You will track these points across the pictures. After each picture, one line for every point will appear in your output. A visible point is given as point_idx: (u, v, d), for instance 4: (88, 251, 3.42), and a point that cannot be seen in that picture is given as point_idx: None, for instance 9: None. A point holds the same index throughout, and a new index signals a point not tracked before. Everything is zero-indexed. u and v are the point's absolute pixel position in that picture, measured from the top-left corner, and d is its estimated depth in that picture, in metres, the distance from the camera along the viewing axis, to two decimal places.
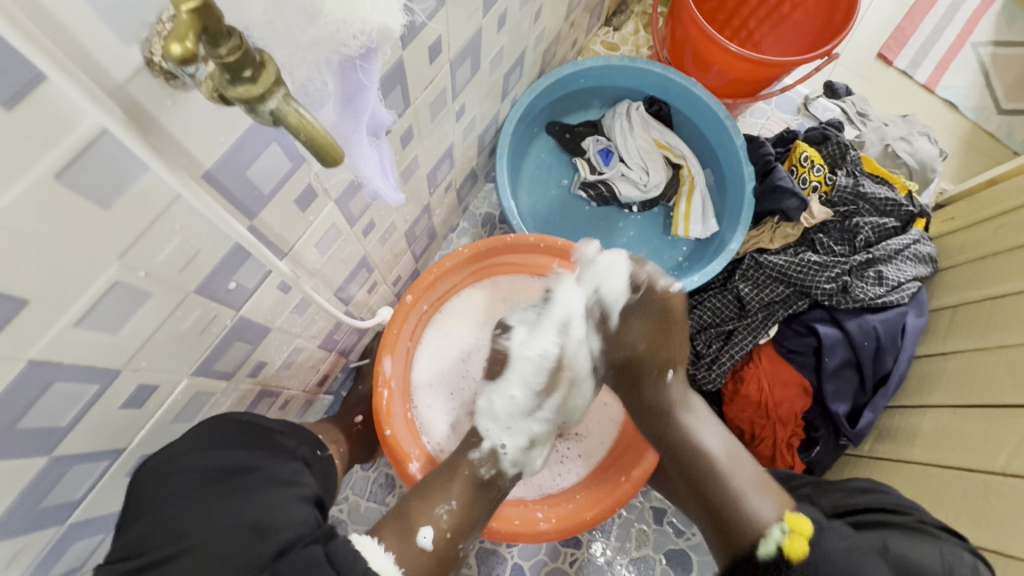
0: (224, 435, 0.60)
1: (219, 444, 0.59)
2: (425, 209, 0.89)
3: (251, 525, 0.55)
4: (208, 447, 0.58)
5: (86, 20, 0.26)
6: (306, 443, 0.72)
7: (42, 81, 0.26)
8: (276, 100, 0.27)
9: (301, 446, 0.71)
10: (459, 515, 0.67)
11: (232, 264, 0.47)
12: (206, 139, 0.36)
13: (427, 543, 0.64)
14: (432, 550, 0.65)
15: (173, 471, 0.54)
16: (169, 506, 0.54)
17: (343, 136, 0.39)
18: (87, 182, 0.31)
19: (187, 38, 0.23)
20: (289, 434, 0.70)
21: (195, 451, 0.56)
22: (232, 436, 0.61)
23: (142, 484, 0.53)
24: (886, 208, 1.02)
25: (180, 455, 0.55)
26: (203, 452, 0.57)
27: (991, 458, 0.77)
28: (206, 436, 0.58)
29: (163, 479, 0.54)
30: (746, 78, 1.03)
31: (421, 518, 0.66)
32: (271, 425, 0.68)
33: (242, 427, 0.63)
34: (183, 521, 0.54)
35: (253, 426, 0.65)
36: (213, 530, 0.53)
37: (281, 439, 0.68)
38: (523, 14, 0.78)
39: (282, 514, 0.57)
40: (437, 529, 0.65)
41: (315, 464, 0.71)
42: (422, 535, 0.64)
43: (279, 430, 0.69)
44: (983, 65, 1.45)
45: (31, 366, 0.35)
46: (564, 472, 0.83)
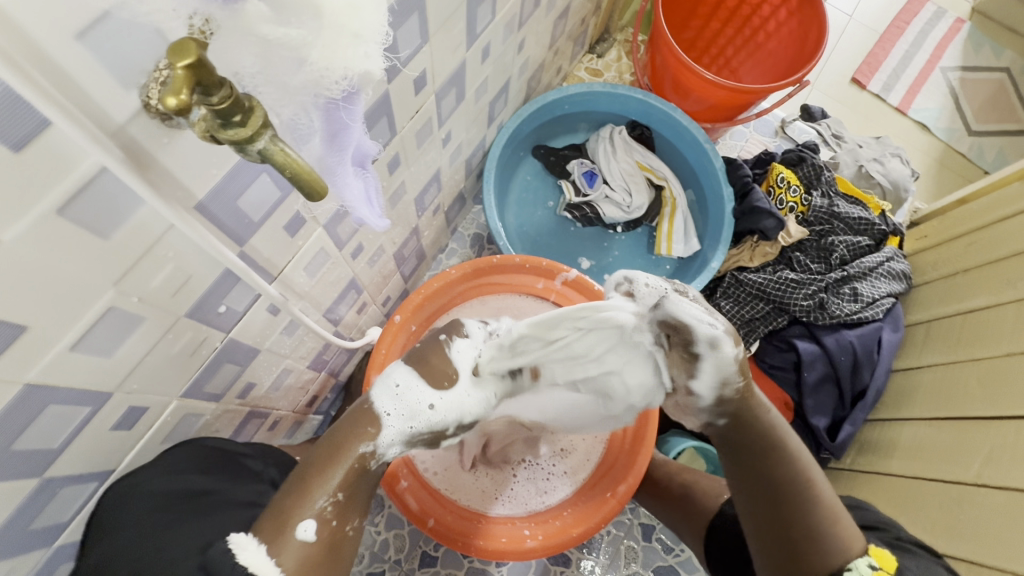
0: (186, 458, 0.59)
1: (180, 468, 0.58)
2: (413, 231, 0.91)
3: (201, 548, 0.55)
4: (171, 474, 0.57)
5: (89, 68, 0.28)
6: (275, 464, 0.71)
7: (49, 126, 0.28)
8: (263, 141, 0.29)
9: (269, 468, 0.70)
10: (344, 502, 0.53)
11: (223, 288, 0.49)
12: (199, 173, 0.38)
13: (307, 536, 0.51)
14: (315, 543, 0.51)
15: (138, 495, 0.54)
16: (126, 532, 0.54)
17: (328, 168, 0.41)
18: (86, 217, 0.33)
19: (182, 92, 0.26)
20: (259, 458, 0.69)
21: (154, 479, 0.56)
22: (198, 461, 0.61)
23: (124, 504, 0.54)
24: (860, 227, 1.06)
25: (139, 483, 0.55)
26: (172, 476, 0.57)
27: (963, 469, 0.80)
28: (173, 462, 0.58)
29: (126, 506, 0.53)
30: (723, 104, 1.08)
31: (302, 511, 0.51)
32: (238, 449, 0.67)
33: (207, 453, 0.62)
34: (143, 545, 0.55)
35: (217, 451, 0.64)
36: (164, 553, 0.55)
37: (247, 463, 0.67)
38: (507, 45, 0.82)
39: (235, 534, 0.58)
40: (321, 519, 0.52)
41: (283, 485, 0.70)
42: (302, 528, 0.51)
43: (245, 453, 0.68)
44: (953, 89, 1.51)
45: (28, 388, 0.37)
46: (550, 489, 0.84)
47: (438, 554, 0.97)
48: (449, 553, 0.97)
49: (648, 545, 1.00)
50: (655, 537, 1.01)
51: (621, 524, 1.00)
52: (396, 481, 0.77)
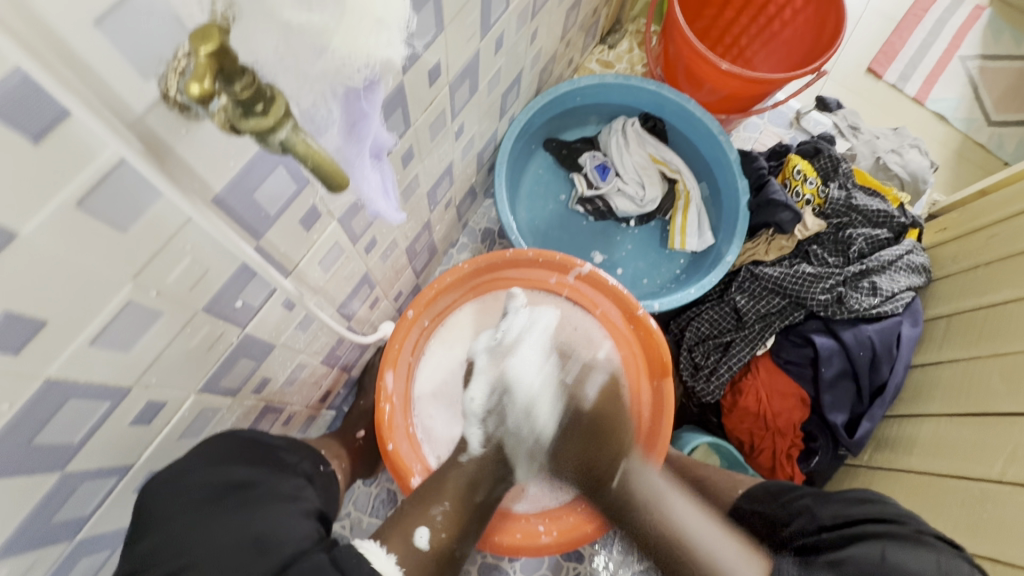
0: (230, 451, 0.61)
1: (223, 459, 0.60)
2: (425, 226, 0.91)
3: (255, 538, 0.56)
4: (215, 464, 0.58)
5: (108, 58, 0.27)
6: (308, 458, 0.74)
7: (68, 116, 0.27)
8: (285, 130, 0.29)
9: (303, 461, 0.72)
10: (453, 516, 0.72)
11: (239, 282, 0.48)
12: (217, 165, 0.37)
13: (422, 543, 0.69)
14: (428, 550, 0.69)
15: (183, 483, 0.55)
16: (176, 521, 0.54)
17: (348, 160, 0.40)
18: (104, 209, 0.32)
19: (205, 79, 0.26)
20: (292, 450, 0.72)
21: (203, 468, 0.57)
22: (236, 452, 0.62)
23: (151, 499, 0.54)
24: (879, 220, 1.04)
25: (185, 471, 0.56)
26: (213, 469, 0.58)
27: (987, 466, 0.78)
28: (208, 454, 0.59)
29: (167, 496, 0.54)
30: (739, 95, 1.06)
31: (418, 520, 0.70)
32: (270, 441, 0.69)
33: (243, 444, 0.64)
34: (190, 534, 0.54)
35: (253, 442, 0.65)
36: (214, 544, 0.54)
37: (282, 454, 0.69)
38: (520, 36, 0.81)
39: (287, 528, 0.59)
40: (432, 530, 0.70)
41: (318, 479, 0.73)
42: (417, 536, 0.69)
43: (281, 446, 0.70)
44: (972, 78, 1.47)
45: (48, 384, 0.37)
46: (559, 488, 0.83)
47: None
48: None
49: None
50: None
51: None
52: (409, 477, 0.78)
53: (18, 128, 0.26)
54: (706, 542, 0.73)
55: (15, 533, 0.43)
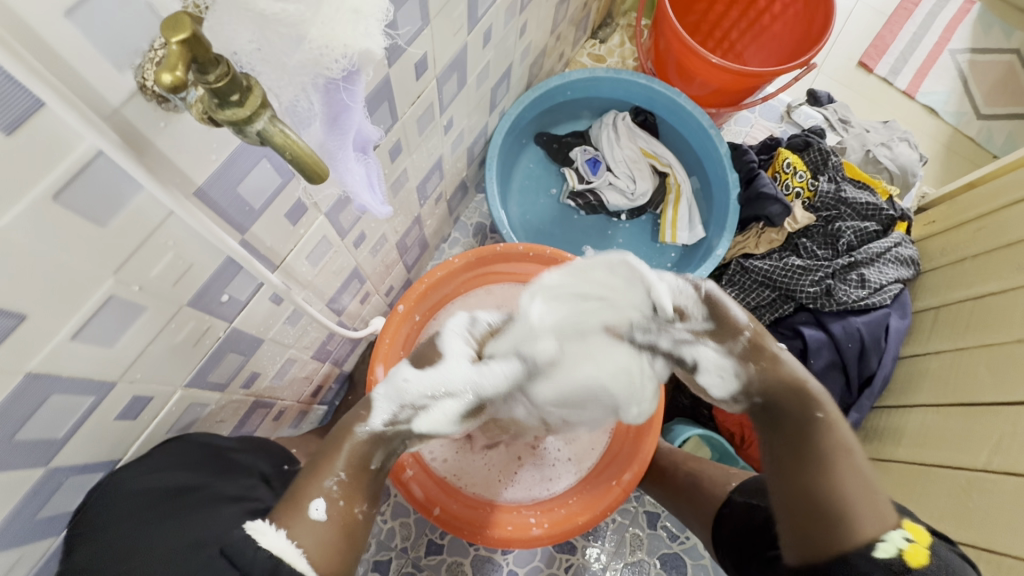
0: (183, 453, 0.59)
1: (173, 462, 0.57)
2: (415, 220, 0.90)
3: (193, 542, 0.55)
4: (163, 468, 0.56)
5: (81, 49, 0.27)
6: (265, 457, 0.71)
7: (41, 108, 0.27)
8: (262, 121, 0.29)
9: (261, 461, 0.69)
10: (351, 484, 0.56)
11: (225, 277, 0.48)
12: (197, 158, 0.37)
13: (320, 515, 0.53)
14: (329, 521, 0.53)
15: (124, 490, 0.53)
16: (121, 527, 0.53)
17: (330, 153, 0.40)
18: (83, 202, 0.32)
19: (177, 68, 0.25)
20: (246, 450, 0.68)
21: (142, 475, 0.54)
22: (185, 458, 0.59)
23: (96, 505, 0.51)
24: (867, 213, 1.05)
25: (122, 480, 0.53)
26: (154, 474, 0.55)
27: (973, 455, 0.79)
28: (159, 458, 0.56)
29: (108, 502, 0.52)
30: (729, 88, 1.06)
31: (313, 491, 0.54)
32: (223, 442, 0.65)
33: (195, 450, 0.60)
34: (135, 538, 0.54)
35: (206, 447, 0.62)
36: (154, 553, 0.54)
37: (236, 457, 0.66)
38: (508, 29, 0.81)
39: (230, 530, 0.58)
40: (330, 500, 0.54)
41: (275, 480, 0.70)
42: (313, 508, 0.53)
43: (234, 447, 0.67)
44: (962, 72, 1.48)
45: (30, 378, 0.36)
46: (555, 477, 0.85)
47: (443, 542, 0.98)
48: (455, 541, 0.97)
49: (654, 533, 1.00)
50: (661, 524, 1.01)
51: (626, 512, 1.01)
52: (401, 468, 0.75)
53: None
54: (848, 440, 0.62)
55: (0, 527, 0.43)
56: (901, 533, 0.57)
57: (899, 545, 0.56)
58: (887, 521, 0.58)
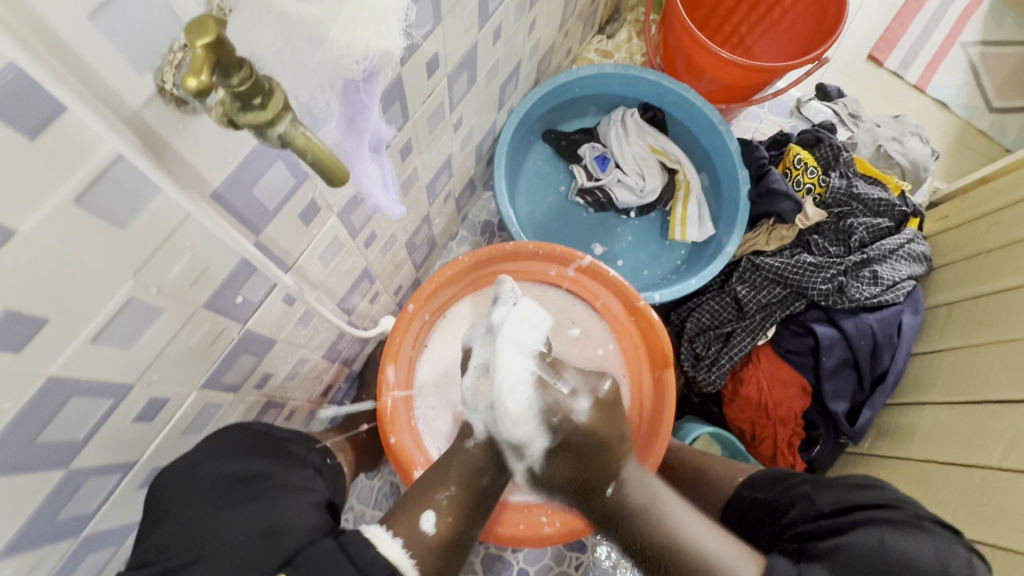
0: (246, 441, 0.63)
1: (235, 450, 0.61)
2: (424, 219, 0.90)
3: (266, 529, 0.56)
4: (226, 456, 0.60)
5: (102, 51, 0.27)
6: (316, 448, 0.74)
7: (63, 112, 0.27)
8: (284, 124, 0.28)
9: (312, 452, 0.72)
10: (459, 500, 0.71)
11: (240, 278, 0.48)
12: (214, 160, 0.37)
13: (429, 526, 0.68)
14: (435, 534, 0.68)
15: (191, 477, 0.56)
16: (188, 514, 0.55)
17: (347, 153, 0.40)
18: (103, 206, 0.32)
19: (202, 72, 0.25)
20: (300, 441, 0.72)
21: (214, 459, 0.58)
22: (249, 445, 0.63)
23: (165, 496, 0.54)
24: (880, 208, 1.03)
25: (189, 468, 0.56)
26: (225, 459, 0.59)
27: (987, 452, 0.79)
28: (221, 446, 0.60)
29: (181, 488, 0.55)
30: (738, 83, 1.05)
31: (423, 504, 0.69)
32: (282, 434, 0.69)
33: (255, 437, 0.64)
34: (206, 523, 0.55)
35: (267, 437, 0.66)
36: (231, 530, 0.55)
37: (292, 447, 0.69)
38: (518, 26, 0.80)
39: (297, 518, 0.59)
40: (439, 513, 0.69)
41: (326, 471, 0.73)
42: (423, 520, 0.68)
43: (289, 439, 0.70)
44: (973, 65, 1.46)
45: (51, 381, 0.37)
46: None
47: None
48: None
49: None
50: None
51: None
52: (412, 469, 0.78)
53: (14, 124, 0.25)
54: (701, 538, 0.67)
55: (22, 529, 0.43)
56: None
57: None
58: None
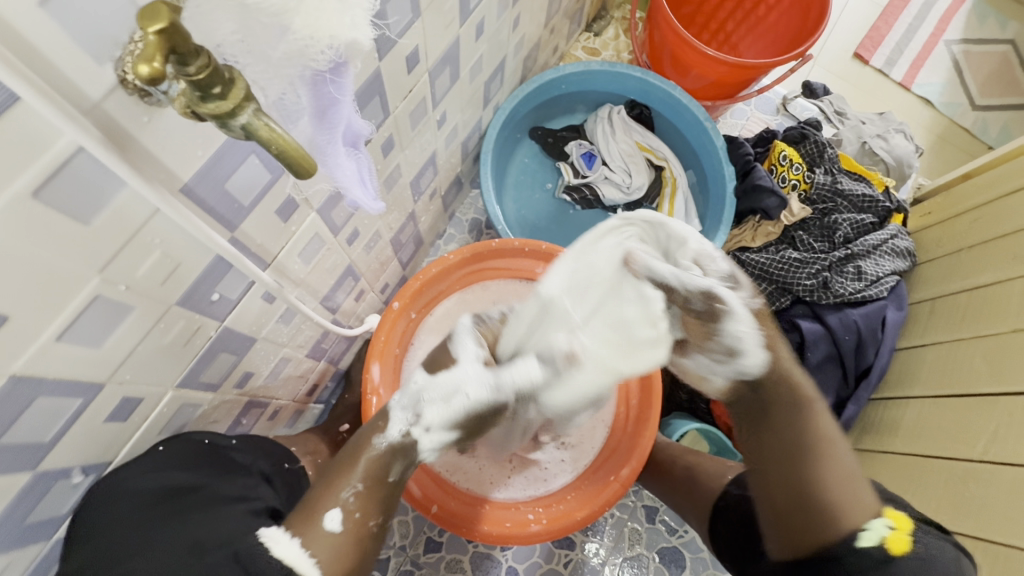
0: (180, 453, 0.58)
1: (172, 462, 0.57)
2: (410, 216, 0.90)
3: (192, 543, 0.54)
4: (160, 469, 0.56)
5: (57, 40, 0.26)
6: (265, 456, 0.70)
7: (16, 102, 0.26)
8: (247, 115, 0.28)
9: (260, 460, 0.69)
10: (368, 494, 0.58)
11: (215, 276, 0.47)
12: (183, 154, 0.36)
13: (335, 526, 0.55)
14: (343, 533, 0.56)
15: (122, 490, 0.52)
16: (112, 531, 0.51)
17: (320, 148, 0.39)
18: (65, 199, 0.32)
19: (155, 60, 0.24)
20: (247, 449, 0.68)
21: (143, 472, 0.54)
22: (190, 457, 0.59)
23: (96, 508, 0.51)
24: (864, 205, 1.04)
25: (125, 479, 0.53)
26: (154, 474, 0.55)
27: (969, 446, 0.79)
28: (160, 458, 0.56)
29: (113, 504, 0.52)
30: (724, 81, 1.05)
31: (326, 502, 0.57)
32: (228, 441, 0.65)
33: (197, 448, 0.60)
34: (129, 543, 0.52)
35: (211, 448, 0.62)
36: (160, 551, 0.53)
37: (236, 456, 0.65)
38: (502, 22, 0.80)
39: (222, 530, 0.57)
40: (345, 511, 0.56)
41: (277, 478, 0.70)
42: (328, 519, 0.55)
43: (235, 446, 0.66)
44: (956, 63, 1.48)
45: (14, 381, 0.36)
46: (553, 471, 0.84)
47: (442, 539, 0.98)
48: (454, 538, 0.97)
49: (652, 527, 1.00)
50: (659, 518, 1.01)
51: (624, 507, 1.00)
52: None
53: None
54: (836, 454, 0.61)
55: None
56: (883, 521, 0.58)
57: (880, 533, 0.57)
58: (868, 510, 0.59)
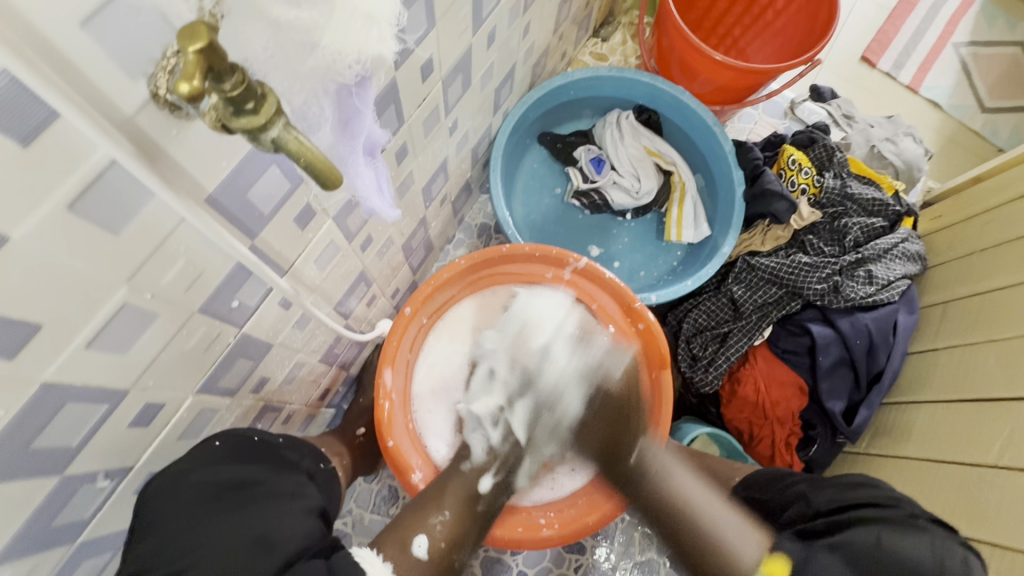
0: (233, 447, 0.61)
1: (225, 457, 0.59)
2: (421, 222, 0.91)
3: (256, 537, 0.53)
4: (219, 462, 0.58)
5: (96, 58, 0.27)
6: (309, 455, 0.73)
7: (55, 119, 0.27)
8: (277, 129, 0.29)
9: (305, 459, 0.72)
10: (453, 526, 0.69)
11: (235, 282, 0.48)
12: (209, 165, 0.37)
13: (422, 551, 0.65)
14: (428, 560, 0.65)
15: (182, 483, 0.54)
16: (173, 524, 0.52)
17: (340, 157, 0.40)
18: (97, 211, 0.32)
19: (194, 78, 0.25)
20: (293, 448, 0.71)
21: (204, 467, 0.56)
22: (241, 452, 0.61)
23: (150, 505, 0.53)
24: (874, 208, 1.04)
25: (176, 477, 0.54)
26: (211, 467, 0.57)
27: (983, 450, 0.79)
28: (213, 452, 0.58)
29: (171, 494, 0.53)
30: (732, 85, 1.06)
31: (417, 527, 0.67)
32: (275, 439, 0.68)
33: (252, 445, 0.64)
34: (192, 534, 0.52)
35: (262, 444, 0.66)
36: (214, 541, 0.52)
37: (285, 453, 0.68)
38: (512, 29, 0.81)
39: (288, 525, 0.56)
40: (432, 538, 0.67)
41: (319, 476, 0.72)
42: (417, 545, 0.65)
43: (283, 445, 0.69)
44: (965, 65, 1.47)
45: (45, 388, 0.36)
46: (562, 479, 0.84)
47: None
48: None
49: None
50: None
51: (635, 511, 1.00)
52: (409, 472, 0.78)
53: (6, 130, 0.25)
54: (706, 517, 0.70)
55: (16, 535, 0.43)
56: (760, 574, 0.62)
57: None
58: (750, 559, 0.64)
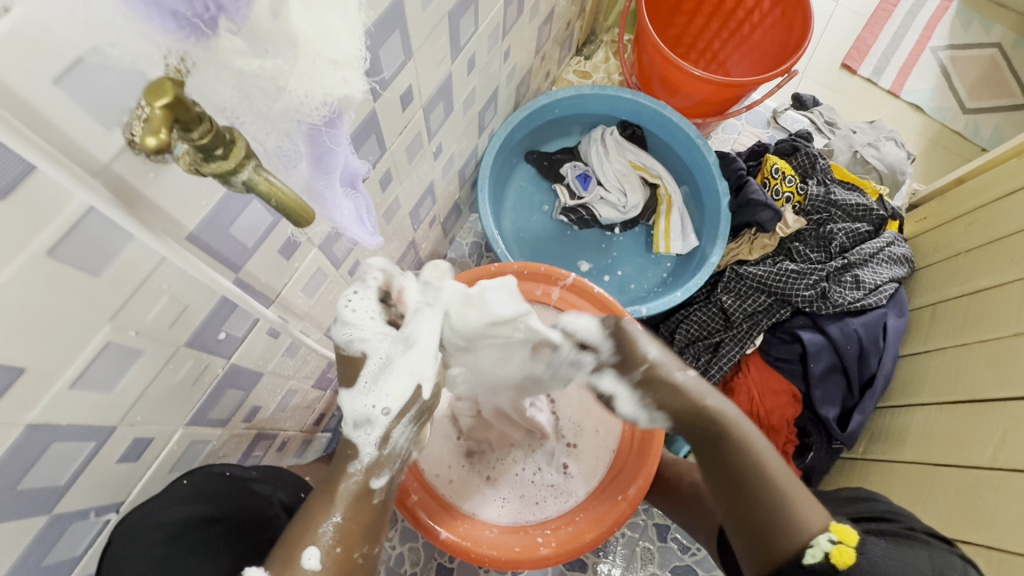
0: (201, 483, 0.60)
1: (193, 496, 0.59)
2: (410, 244, 0.92)
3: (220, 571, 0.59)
4: (183, 502, 0.58)
5: (72, 114, 0.28)
6: (283, 486, 0.71)
7: (33, 171, 0.28)
8: (247, 171, 0.30)
9: (279, 491, 0.70)
10: (348, 528, 0.55)
11: (220, 316, 0.49)
12: (189, 204, 0.38)
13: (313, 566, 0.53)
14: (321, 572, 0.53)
15: (151, 525, 0.55)
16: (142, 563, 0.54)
17: (317, 192, 0.41)
18: (77, 256, 0.33)
19: (160, 131, 0.26)
20: (267, 481, 0.69)
21: (163, 510, 0.56)
22: (211, 488, 0.61)
23: (121, 543, 0.53)
24: (858, 214, 1.06)
25: (149, 513, 0.55)
26: (176, 508, 0.57)
27: (977, 453, 0.79)
28: (185, 491, 0.58)
29: (134, 540, 0.53)
30: (712, 99, 1.08)
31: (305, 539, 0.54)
32: (249, 475, 0.67)
33: (218, 479, 0.63)
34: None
35: (231, 480, 0.64)
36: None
37: (256, 487, 0.67)
38: (492, 54, 0.83)
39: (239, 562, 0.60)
40: (323, 547, 0.54)
41: (294, 508, 0.70)
42: (306, 557, 0.53)
43: (255, 478, 0.68)
44: (944, 68, 1.50)
45: (31, 429, 0.37)
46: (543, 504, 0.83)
47: (454, 565, 0.97)
48: (465, 564, 0.97)
49: (665, 545, 0.99)
50: (671, 536, 1.00)
51: (636, 526, 1.00)
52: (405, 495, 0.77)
53: None
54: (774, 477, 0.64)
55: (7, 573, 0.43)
56: (827, 535, 0.59)
57: (826, 549, 0.58)
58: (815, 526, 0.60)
